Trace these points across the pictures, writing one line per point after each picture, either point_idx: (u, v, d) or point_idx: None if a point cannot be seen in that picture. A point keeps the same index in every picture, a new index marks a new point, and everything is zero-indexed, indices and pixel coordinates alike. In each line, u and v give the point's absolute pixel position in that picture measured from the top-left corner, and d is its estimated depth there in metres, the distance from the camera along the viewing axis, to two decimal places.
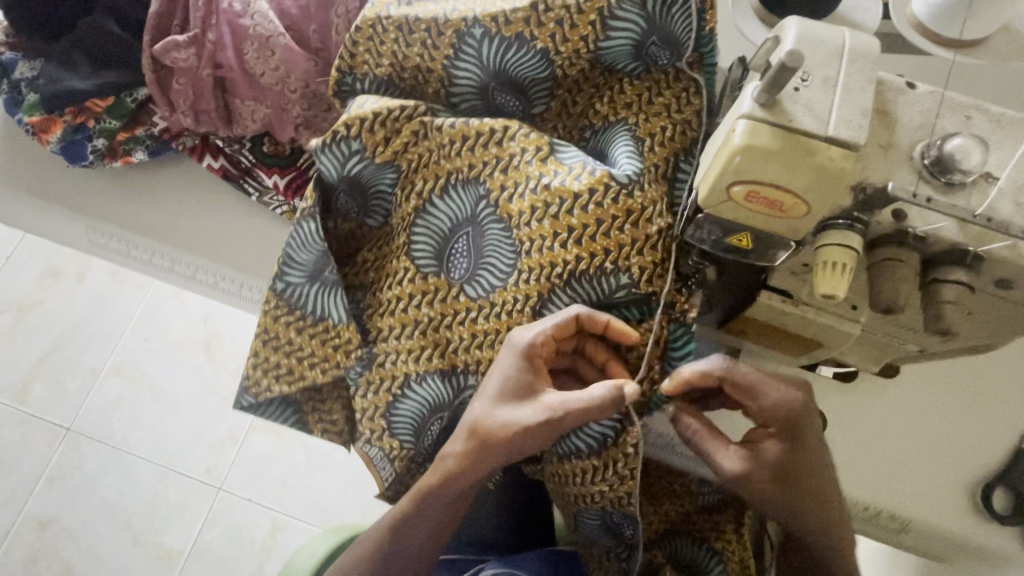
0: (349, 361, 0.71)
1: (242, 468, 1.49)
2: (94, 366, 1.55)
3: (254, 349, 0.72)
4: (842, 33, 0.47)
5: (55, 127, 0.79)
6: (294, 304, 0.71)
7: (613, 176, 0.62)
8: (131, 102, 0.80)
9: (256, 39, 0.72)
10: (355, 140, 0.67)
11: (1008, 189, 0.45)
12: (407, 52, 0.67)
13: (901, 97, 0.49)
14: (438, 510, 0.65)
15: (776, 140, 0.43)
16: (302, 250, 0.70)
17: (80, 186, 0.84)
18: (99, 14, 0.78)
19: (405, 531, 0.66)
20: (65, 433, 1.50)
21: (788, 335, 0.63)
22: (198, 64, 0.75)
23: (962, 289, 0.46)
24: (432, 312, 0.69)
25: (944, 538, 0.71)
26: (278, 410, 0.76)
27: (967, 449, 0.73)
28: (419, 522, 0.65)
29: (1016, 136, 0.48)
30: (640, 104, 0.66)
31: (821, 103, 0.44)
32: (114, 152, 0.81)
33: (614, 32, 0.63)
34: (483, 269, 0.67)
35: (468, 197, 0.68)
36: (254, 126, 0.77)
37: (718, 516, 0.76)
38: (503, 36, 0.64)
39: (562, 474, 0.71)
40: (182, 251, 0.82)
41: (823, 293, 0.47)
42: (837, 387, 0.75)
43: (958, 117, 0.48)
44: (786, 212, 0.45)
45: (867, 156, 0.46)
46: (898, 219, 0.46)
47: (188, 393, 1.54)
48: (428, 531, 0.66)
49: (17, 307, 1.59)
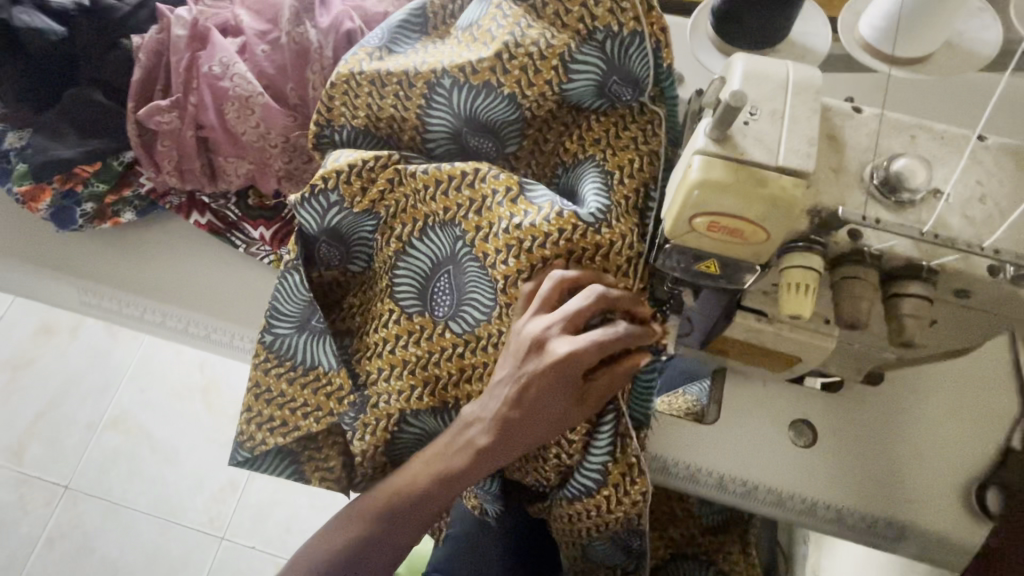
0: (342, 407, 0.72)
1: (244, 515, 1.47)
2: (91, 422, 1.54)
3: (247, 403, 0.73)
4: (785, 68, 0.50)
5: (44, 195, 0.81)
6: (283, 355, 0.72)
7: (579, 215, 0.64)
8: (118, 165, 0.83)
9: (236, 100, 0.75)
10: (333, 192, 0.70)
11: (953, 204, 0.48)
12: (382, 104, 0.70)
13: (847, 122, 0.52)
14: (426, 506, 0.64)
15: (730, 174, 0.45)
16: (288, 302, 0.72)
17: (70, 248, 0.86)
18: (85, 84, 0.81)
19: (389, 526, 0.64)
20: (64, 491, 1.48)
21: (768, 352, 0.65)
22: (181, 126, 0.78)
23: (922, 302, 0.47)
24: (419, 351, 0.70)
25: (941, 542, 0.71)
26: (275, 462, 0.74)
27: (955, 450, 0.74)
28: (409, 518, 0.64)
29: (957, 153, 0.50)
30: (607, 139, 0.68)
31: (770, 136, 0.47)
32: (103, 214, 0.83)
33: (576, 74, 0.66)
34: (467, 305, 0.69)
35: (446, 238, 0.70)
36: (238, 182, 0.80)
37: (724, 536, 0.90)
38: (471, 84, 0.67)
39: (574, 510, 0.74)
40: (172, 304, 0.84)
41: (789, 313, 0.48)
42: (824, 397, 0.76)
43: (903, 138, 0.51)
44: (747, 240, 0.48)
45: (820, 182, 0.49)
46: (854, 239, 0.48)
47: (186, 443, 1.53)
48: (414, 526, 0.64)
49: (12, 366, 1.59)
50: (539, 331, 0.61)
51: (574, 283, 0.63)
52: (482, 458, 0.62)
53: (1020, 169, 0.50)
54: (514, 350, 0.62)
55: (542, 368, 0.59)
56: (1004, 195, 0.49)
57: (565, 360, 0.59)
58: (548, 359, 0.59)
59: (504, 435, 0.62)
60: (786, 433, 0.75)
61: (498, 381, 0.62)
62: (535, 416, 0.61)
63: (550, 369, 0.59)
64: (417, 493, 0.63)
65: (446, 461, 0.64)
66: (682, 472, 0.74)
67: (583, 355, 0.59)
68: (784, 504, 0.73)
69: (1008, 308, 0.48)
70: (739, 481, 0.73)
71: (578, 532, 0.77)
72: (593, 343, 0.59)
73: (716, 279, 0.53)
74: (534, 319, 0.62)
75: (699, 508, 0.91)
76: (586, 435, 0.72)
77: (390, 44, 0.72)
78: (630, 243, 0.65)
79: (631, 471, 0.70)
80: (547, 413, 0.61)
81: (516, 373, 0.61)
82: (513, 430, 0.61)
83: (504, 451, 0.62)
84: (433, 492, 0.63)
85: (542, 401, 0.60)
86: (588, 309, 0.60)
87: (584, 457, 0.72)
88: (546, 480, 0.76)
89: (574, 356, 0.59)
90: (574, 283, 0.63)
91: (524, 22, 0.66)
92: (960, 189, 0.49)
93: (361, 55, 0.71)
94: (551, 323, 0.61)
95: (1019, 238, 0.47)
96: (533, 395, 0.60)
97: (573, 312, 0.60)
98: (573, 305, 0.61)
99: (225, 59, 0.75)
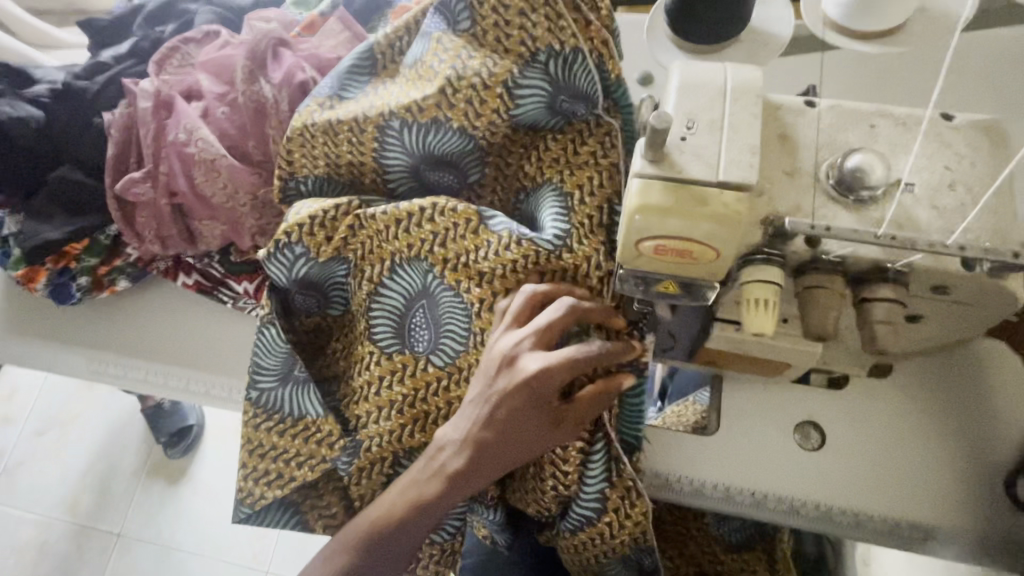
0: (333, 452, 0.71)
1: (286, 547, 1.49)
2: (135, 470, 1.58)
3: (242, 460, 0.73)
4: (723, 73, 0.48)
5: (41, 274, 0.84)
6: (271, 409, 0.73)
7: (539, 244, 0.63)
8: (106, 239, 0.87)
9: (202, 164, 0.78)
10: (297, 245, 0.70)
11: (919, 194, 0.45)
12: (338, 152, 0.71)
13: (799, 119, 0.48)
14: (408, 533, 0.61)
15: (667, 196, 0.43)
16: (268, 356, 0.73)
17: (73, 320, 0.89)
18: (67, 166, 0.85)
19: (376, 557, 0.61)
20: (117, 538, 1.52)
21: (755, 361, 0.62)
22: (156, 195, 0.81)
23: (893, 305, 0.44)
24: (404, 389, 0.69)
25: (970, 542, 0.65)
26: (278, 514, 0.74)
27: (976, 441, 0.68)
28: (395, 546, 0.61)
29: (921, 138, 0.47)
30: (566, 158, 0.66)
31: (709, 149, 0.44)
32: (99, 284, 0.87)
33: (523, 99, 0.65)
34: (445, 338, 0.68)
35: (415, 273, 0.70)
36: (216, 243, 0.82)
37: (745, 554, 0.87)
38: (420, 122, 0.67)
39: (579, 540, 0.72)
40: (173, 364, 0.86)
41: (754, 331, 0.46)
42: (829, 395, 0.71)
43: (862, 128, 0.48)
44: (697, 260, 0.45)
45: (772, 188, 0.46)
46: (812, 246, 0.45)
47: (224, 482, 1.56)
48: (397, 554, 0.61)
49: (59, 423, 1.64)
50: (511, 347, 0.59)
51: (545, 297, 0.61)
52: (461, 486, 0.60)
53: (993, 148, 0.46)
54: (488, 367, 0.60)
55: (514, 384, 0.58)
56: (976, 178, 0.45)
57: (538, 375, 0.57)
58: (519, 376, 0.58)
59: (482, 456, 0.59)
60: (792, 436, 0.70)
61: (470, 400, 0.61)
62: (509, 436, 0.59)
63: (523, 386, 0.57)
64: (399, 530, 0.60)
65: (413, 487, 0.61)
66: (687, 485, 0.69)
67: (552, 372, 0.57)
68: (798, 513, 0.68)
69: (992, 300, 0.45)
70: (748, 492, 0.68)
71: (587, 561, 0.75)
72: (566, 358, 0.57)
73: (678, 298, 0.50)
74: (507, 335, 0.61)
75: (717, 527, 0.89)
76: (580, 465, 0.70)
77: (340, 91, 0.73)
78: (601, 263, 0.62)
79: (630, 494, 0.69)
80: (522, 433, 0.59)
81: (488, 392, 0.59)
82: (487, 454, 0.59)
83: (481, 472, 0.60)
84: (406, 523, 0.61)
85: (516, 419, 0.58)
86: (561, 321, 0.58)
87: (580, 487, 0.71)
88: (546, 511, 0.74)
89: (544, 373, 0.57)
90: (546, 297, 0.61)
91: (465, 53, 0.65)
92: (927, 177, 0.45)
93: (313, 106, 0.72)
94: (521, 338, 0.59)
95: (994, 225, 0.43)
96: (508, 411, 0.58)
97: (544, 326, 0.59)
98: (543, 319, 0.59)
99: (189, 125, 0.78)
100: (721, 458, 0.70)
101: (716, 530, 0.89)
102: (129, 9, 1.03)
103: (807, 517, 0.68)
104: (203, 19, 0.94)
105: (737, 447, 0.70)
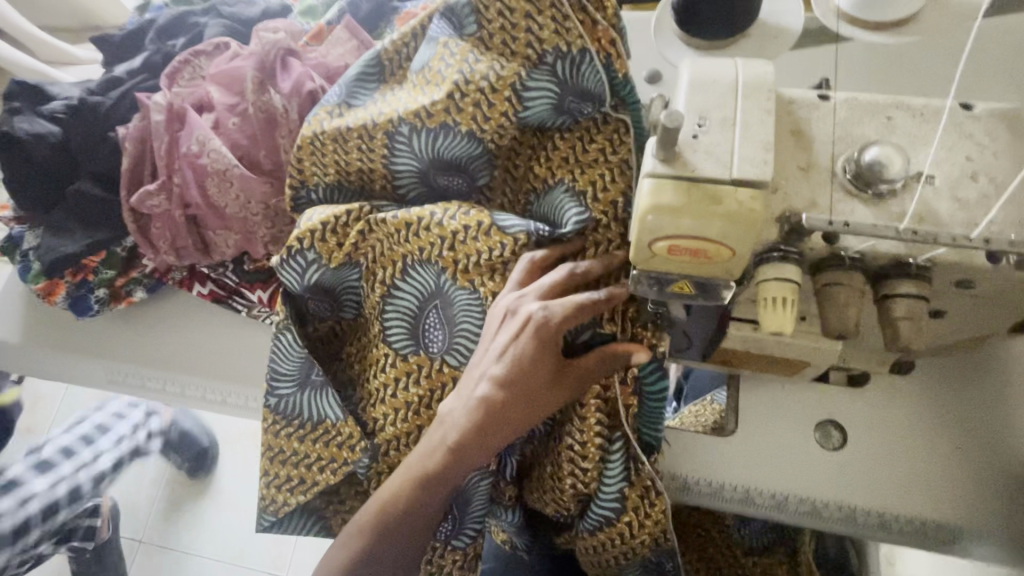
0: (354, 455, 0.70)
1: (304, 553, 1.49)
2: (155, 477, 1.59)
3: (263, 467, 0.73)
4: (732, 70, 0.47)
5: (60, 288, 0.86)
6: (289, 414, 0.72)
7: (562, 233, 0.64)
8: (121, 251, 0.88)
9: (215, 175, 0.79)
10: (309, 251, 0.71)
11: (939, 187, 0.44)
12: (348, 159, 0.72)
13: (813, 113, 0.48)
14: (418, 507, 0.58)
15: (681, 196, 0.42)
16: (285, 361, 0.72)
17: (95, 331, 0.90)
18: (83, 181, 0.86)
19: (390, 539, 0.58)
20: (139, 545, 1.54)
21: (774, 360, 0.60)
22: (170, 207, 0.82)
23: (916, 301, 0.43)
24: (421, 390, 0.68)
25: (1000, 541, 0.63)
26: (301, 521, 0.74)
27: (1006, 438, 0.66)
28: (410, 526, 0.59)
29: (942, 130, 0.46)
30: (574, 157, 0.66)
31: (721, 147, 0.44)
32: (117, 295, 0.88)
33: (531, 101, 0.64)
34: (460, 338, 0.67)
35: (429, 273, 0.69)
36: (230, 252, 0.83)
37: (768, 556, 0.86)
38: (428, 128, 0.67)
39: (597, 542, 0.71)
40: (190, 373, 0.86)
41: (771, 330, 0.45)
42: (851, 394, 0.70)
43: (879, 121, 0.47)
44: (713, 259, 0.45)
45: (787, 184, 0.45)
46: (830, 242, 0.44)
47: (244, 488, 1.57)
48: (407, 533, 0.58)
49: None
50: (513, 300, 0.60)
51: (544, 263, 0.63)
52: (470, 447, 0.58)
53: (1016, 137, 0.45)
54: (491, 323, 0.61)
55: (518, 334, 0.58)
56: (999, 169, 0.44)
57: (543, 321, 0.57)
58: (525, 324, 0.58)
59: (491, 417, 0.58)
60: (811, 435, 0.69)
61: (477, 363, 0.61)
62: (518, 392, 0.58)
63: (528, 334, 0.57)
64: (408, 505, 0.58)
65: (421, 460, 0.59)
66: (708, 488, 0.68)
67: (560, 320, 0.57)
68: (820, 514, 0.66)
69: (1021, 293, 0.44)
70: (768, 494, 0.67)
71: (607, 562, 0.73)
72: (570, 305, 0.57)
73: (693, 298, 0.49)
74: (508, 293, 0.61)
75: (738, 527, 0.88)
76: (598, 462, 0.68)
77: (349, 98, 0.73)
78: (617, 250, 0.63)
79: (649, 493, 0.67)
80: (528, 387, 0.58)
81: (495, 348, 0.59)
82: (497, 414, 0.58)
83: (490, 434, 0.58)
84: (416, 499, 0.58)
85: (523, 372, 0.58)
86: (562, 281, 0.60)
87: (600, 486, 0.69)
88: (565, 511, 0.72)
89: (552, 318, 0.57)
90: (544, 263, 0.63)
91: (472, 57, 0.65)
92: (947, 169, 0.44)
93: (322, 114, 0.73)
94: (525, 293, 0.60)
95: (1019, 216, 0.42)
96: (513, 363, 0.58)
97: (549, 284, 0.59)
98: (548, 278, 0.60)
99: (200, 137, 0.79)
100: (742, 462, 0.68)
101: (738, 532, 0.88)
102: (139, 24, 1.04)
103: (832, 519, 0.66)
104: (212, 32, 0.95)
105: (759, 449, 0.68)
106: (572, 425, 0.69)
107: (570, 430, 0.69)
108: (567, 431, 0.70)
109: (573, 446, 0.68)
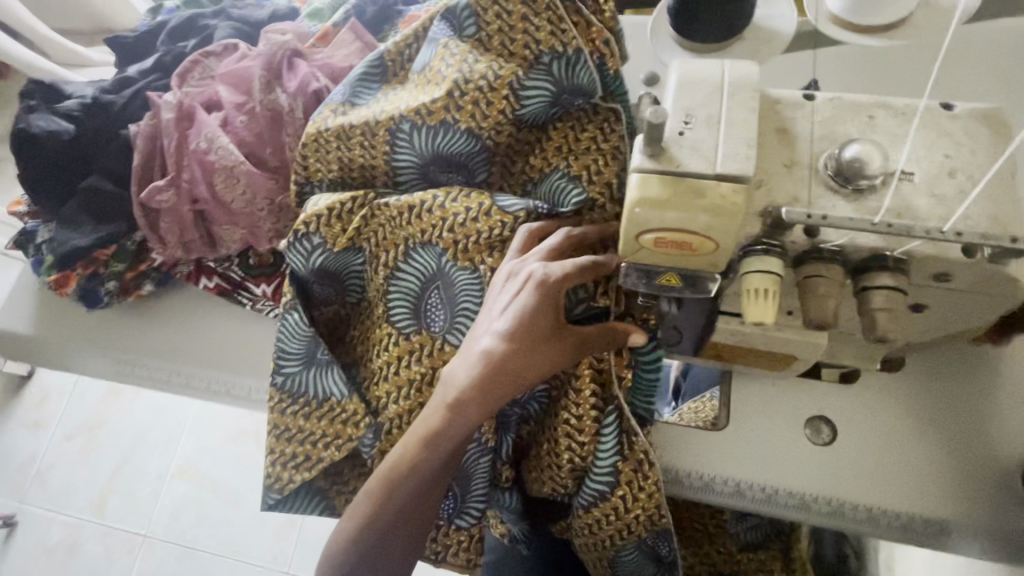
0: (359, 431, 0.72)
1: (306, 549, 1.50)
2: (160, 472, 1.61)
3: (270, 446, 0.74)
4: (718, 69, 0.48)
5: (71, 280, 0.89)
6: (296, 392, 0.74)
7: (560, 214, 0.66)
8: (131, 245, 0.90)
9: (222, 171, 0.81)
10: (315, 235, 0.73)
11: (916, 183, 0.45)
12: (351, 155, 0.74)
13: (797, 113, 0.49)
14: (421, 468, 0.60)
15: (666, 189, 0.44)
16: (292, 340, 0.75)
17: (106, 322, 0.93)
18: (96, 177, 0.89)
19: (395, 501, 0.59)
20: (143, 539, 1.55)
21: (762, 353, 0.62)
22: (178, 202, 0.84)
23: (893, 293, 0.44)
24: (423, 368, 0.70)
25: (988, 536, 0.64)
26: (307, 501, 0.75)
27: (993, 436, 0.66)
28: (414, 488, 0.60)
29: (920, 130, 0.47)
30: (567, 146, 0.68)
31: (707, 143, 0.45)
32: (126, 289, 0.91)
33: (528, 99, 0.66)
34: (461, 317, 0.69)
35: (430, 256, 0.71)
36: (236, 245, 0.86)
37: (762, 554, 0.87)
38: (428, 124, 0.69)
39: (592, 519, 0.71)
40: (197, 363, 0.88)
41: (754, 320, 0.46)
42: (840, 390, 0.70)
43: (861, 120, 0.49)
44: (697, 251, 0.46)
45: (771, 180, 0.47)
46: (810, 236, 0.46)
47: (245, 483, 1.58)
48: (410, 495, 0.60)
49: (87, 427, 1.68)
50: (516, 263, 0.61)
51: (542, 234, 0.64)
52: (471, 404, 0.59)
53: (994, 137, 0.47)
54: (494, 287, 0.62)
55: (521, 291, 0.59)
56: (975, 166, 0.46)
57: (544, 279, 0.58)
58: (527, 282, 0.59)
59: (492, 371, 0.59)
60: (802, 431, 0.69)
61: (479, 326, 0.62)
62: (520, 347, 0.58)
63: (529, 292, 0.58)
64: (411, 465, 0.60)
65: (424, 421, 0.61)
66: (697, 475, 0.69)
67: (561, 278, 0.58)
68: (811, 508, 0.67)
69: (996, 286, 0.45)
70: (758, 488, 0.68)
71: (602, 543, 0.73)
72: (571, 265, 0.58)
73: (682, 291, 0.50)
74: (510, 259, 0.63)
75: (733, 525, 0.88)
76: (593, 437, 0.69)
77: (352, 97, 0.76)
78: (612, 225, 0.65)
79: (642, 466, 0.67)
80: (529, 345, 0.59)
81: (497, 309, 0.60)
82: (499, 370, 0.59)
83: (491, 390, 0.59)
84: (419, 459, 0.60)
85: (524, 327, 0.58)
86: (561, 247, 0.61)
87: (594, 462, 0.69)
88: (562, 489, 0.73)
89: (552, 278, 0.58)
90: (542, 233, 0.64)
91: (471, 58, 0.68)
92: (925, 167, 0.46)
93: (326, 112, 0.75)
94: (528, 258, 0.61)
95: (994, 212, 0.43)
96: (513, 321, 0.58)
97: (549, 250, 0.61)
98: (546, 244, 0.61)
99: (209, 135, 0.82)
100: (732, 452, 0.69)
101: (733, 529, 0.88)
102: (151, 26, 1.08)
103: (824, 512, 0.67)
104: (222, 34, 0.98)
105: (752, 434, 0.70)
106: (568, 400, 0.70)
107: (566, 404, 0.70)
108: (563, 406, 0.71)
109: (570, 420, 0.69)
